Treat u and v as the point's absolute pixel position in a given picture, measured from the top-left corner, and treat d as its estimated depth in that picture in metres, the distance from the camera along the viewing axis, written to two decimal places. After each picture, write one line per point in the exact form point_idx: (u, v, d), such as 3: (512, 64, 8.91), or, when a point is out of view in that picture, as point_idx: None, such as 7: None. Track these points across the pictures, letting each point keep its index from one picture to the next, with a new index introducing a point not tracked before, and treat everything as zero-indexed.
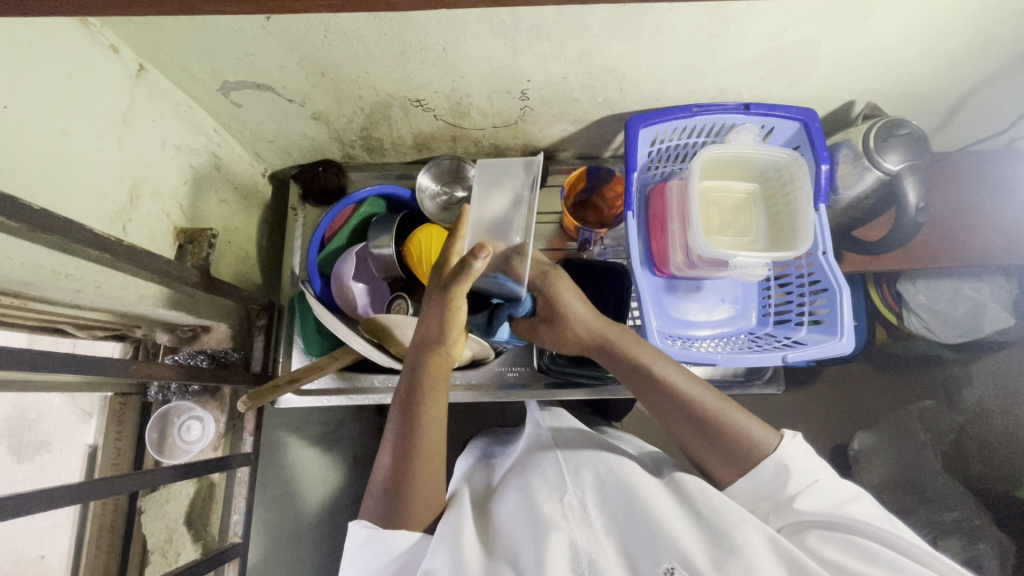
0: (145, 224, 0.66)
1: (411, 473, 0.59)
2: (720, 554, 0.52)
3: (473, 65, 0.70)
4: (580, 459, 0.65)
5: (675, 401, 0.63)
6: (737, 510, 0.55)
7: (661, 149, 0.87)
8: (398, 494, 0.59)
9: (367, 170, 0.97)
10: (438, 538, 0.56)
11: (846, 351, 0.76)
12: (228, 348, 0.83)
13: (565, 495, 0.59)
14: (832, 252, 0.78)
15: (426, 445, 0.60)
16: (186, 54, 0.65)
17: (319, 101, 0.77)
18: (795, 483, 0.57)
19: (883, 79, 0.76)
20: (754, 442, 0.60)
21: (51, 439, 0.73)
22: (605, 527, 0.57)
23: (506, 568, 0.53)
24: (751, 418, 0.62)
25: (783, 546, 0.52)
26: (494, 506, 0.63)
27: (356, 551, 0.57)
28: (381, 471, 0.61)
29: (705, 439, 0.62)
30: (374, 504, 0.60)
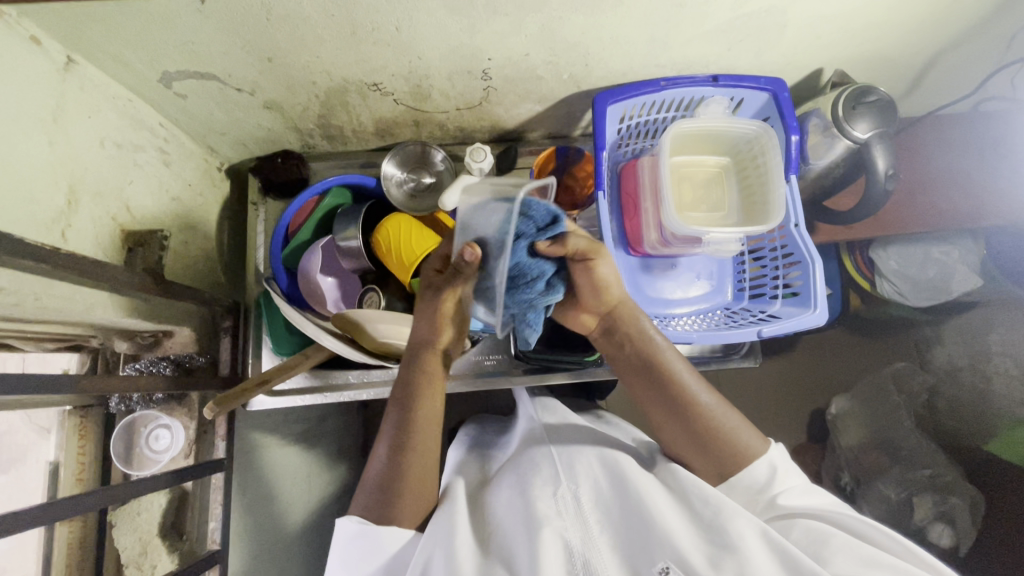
0: (88, 229, 0.61)
1: (402, 465, 0.59)
2: (716, 552, 0.52)
3: (430, 44, 0.66)
4: (574, 453, 0.65)
5: (676, 389, 0.61)
6: (733, 506, 0.54)
7: (630, 126, 0.85)
8: (387, 489, 0.59)
9: (330, 159, 0.94)
10: (433, 533, 0.56)
11: (820, 323, 0.76)
12: (193, 353, 0.79)
13: (559, 490, 0.59)
14: (805, 224, 0.77)
15: (418, 440, 0.61)
16: (118, 42, 0.60)
17: (270, 89, 0.73)
18: (779, 482, 0.58)
19: (851, 44, 0.75)
20: (743, 445, 0.60)
21: (15, 456, 0.69)
22: (599, 525, 0.57)
23: (500, 567, 0.53)
24: (742, 423, 0.61)
25: (776, 539, 0.51)
26: (486, 503, 0.62)
27: (348, 546, 0.56)
28: (375, 460, 0.61)
29: (693, 435, 0.60)
30: (366, 499, 0.59)
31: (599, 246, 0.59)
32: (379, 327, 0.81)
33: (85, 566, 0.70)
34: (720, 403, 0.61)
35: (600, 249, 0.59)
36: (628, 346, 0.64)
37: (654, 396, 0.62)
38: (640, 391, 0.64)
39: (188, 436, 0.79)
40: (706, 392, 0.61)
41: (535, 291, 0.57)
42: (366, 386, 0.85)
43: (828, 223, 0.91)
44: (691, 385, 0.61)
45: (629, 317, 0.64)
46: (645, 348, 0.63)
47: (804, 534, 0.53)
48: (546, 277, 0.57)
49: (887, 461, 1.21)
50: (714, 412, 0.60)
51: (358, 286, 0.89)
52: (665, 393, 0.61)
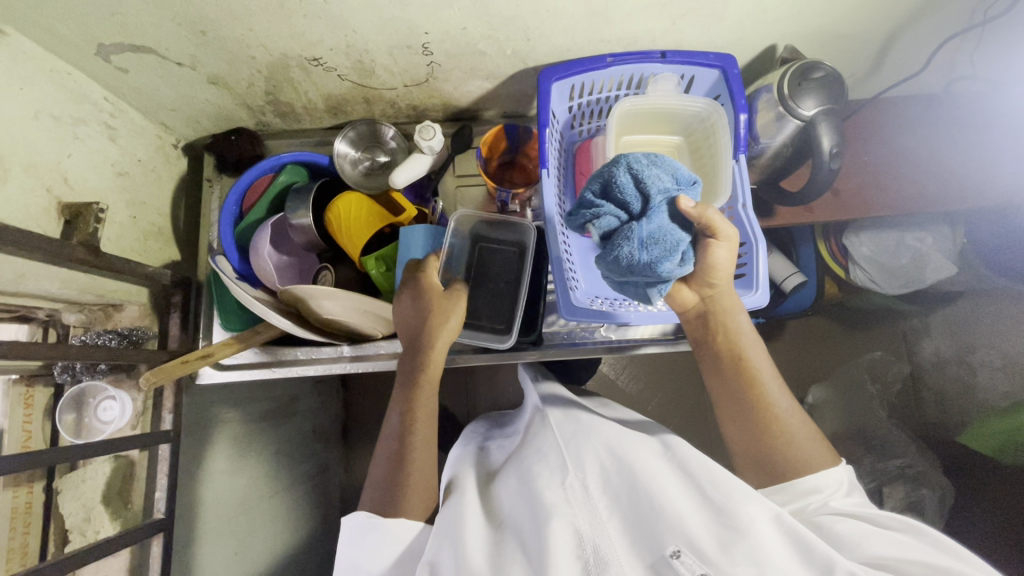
0: (19, 199, 0.62)
1: (409, 458, 0.66)
2: (726, 533, 0.50)
3: (362, 17, 0.66)
4: (580, 442, 0.63)
5: (756, 393, 0.64)
6: (747, 490, 0.54)
7: (582, 105, 0.84)
8: (394, 481, 0.64)
9: (286, 137, 0.94)
10: (443, 531, 0.59)
11: (761, 304, 0.75)
12: (142, 327, 0.81)
13: (567, 479, 0.59)
14: (752, 204, 0.76)
15: (418, 435, 0.67)
16: (45, 13, 0.60)
17: (211, 64, 0.73)
18: (829, 485, 0.58)
19: (801, 19, 0.72)
20: (804, 458, 0.60)
21: None
22: (607, 510, 0.56)
23: (516, 559, 0.54)
24: (811, 438, 0.62)
25: (792, 524, 0.51)
26: (499, 493, 0.64)
27: (360, 535, 0.61)
28: (384, 454, 0.68)
29: (759, 443, 0.63)
30: (377, 491, 0.65)
31: (727, 233, 0.62)
32: (322, 302, 0.80)
33: None
34: (795, 410, 0.64)
35: (727, 234, 0.61)
36: (719, 334, 0.67)
37: (731, 394, 0.65)
38: (721, 382, 0.67)
39: (136, 407, 0.80)
40: (786, 404, 0.63)
41: (674, 262, 0.58)
42: (315, 362, 0.86)
43: (784, 204, 0.87)
44: (770, 385, 0.64)
45: (729, 310, 0.67)
46: (736, 340, 0.66)
47: (846, 527, 0.53)
48: (681, 249, 0.59)
49: (860, 450, 1.19)
50: (788, 425, 0.62)
51: (314, 263, 0.92)
52: (744, 388, 0.64)
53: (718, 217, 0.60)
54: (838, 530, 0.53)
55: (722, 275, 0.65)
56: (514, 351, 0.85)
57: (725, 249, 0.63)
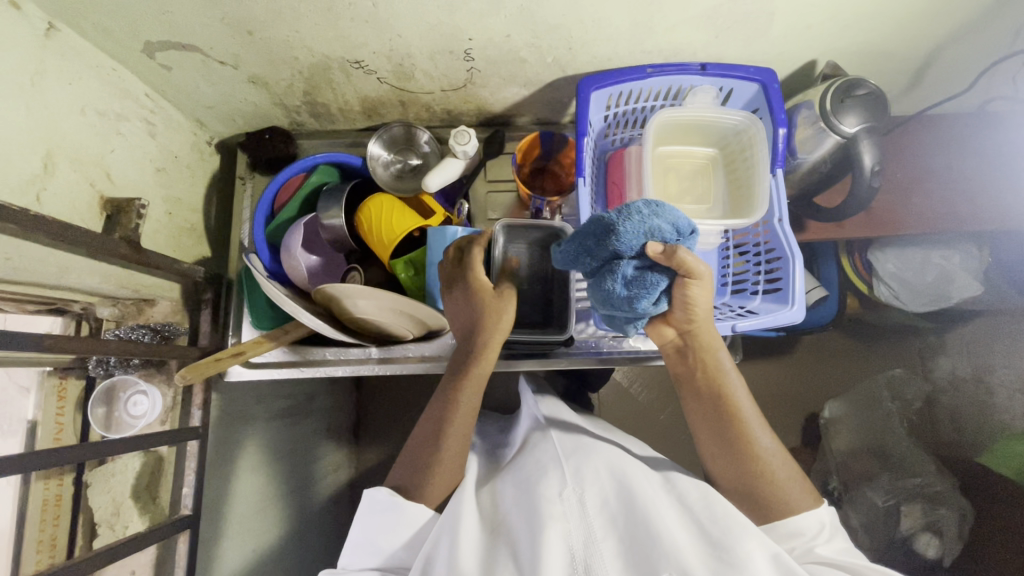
0: (66, 194, 0.62)
1: (443, 444, 0.67)
2: (718, 566, 0.52)
3: (409, 22, 0.66)
4: (582, 458, 0.65)
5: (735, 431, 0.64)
6: (741, 523, 0.55)
7: (617, 114, 0.84)
8: (422, 460, 0.66)
9: (319, 137, 0.94)
10: (441, 528, 0.60)
11: (797, 320, 0.74)
12: (174, 322, 0.81)
13: (567, 493, 0.60)
14: (788, 219, 0.76)
15: (458, 418, 0.68)
16: (99, 11, 0.61)
17: (253, 64, 0.73)
18: (822, 535, 0.61)
19: (844, 35, 0.72)
20: (787, 498, 0.62)
21: None
22: (601, 529, 0.57)
23: (507, 566, 0.55)
24: (793, 476, 0.63)
25: (786, 563, 0.52)
26: (496, 503, 0.65)
27: (376, 514, 0.62)
28: (420, 433, 0.69)
29: (741, 475, 0.64)
30: (405, 468, 0.67)
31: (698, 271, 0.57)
32: (357, 302, 0.81)
33: None
34: (776, 447, 0.64)
35: (701, 272, 0.56)
36: (699, 372, 0.66)
37: (710, 428, 0.66)
38: (702, 415, 0.67)
39: (166, 403, 0.81)
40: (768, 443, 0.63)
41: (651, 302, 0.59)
42: (343, 363, 0.86)
43: (817, 220, 0.88)
44: (752, 423, 0.64)
45: (708, 347, 0.65)
46: (717, 377, 0.65)
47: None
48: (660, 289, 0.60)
49: (876, 467, 1.19)
50: (770, 464, 0.63)
51: (342, 263, 0.90)
52: (723, 424, 0.65)
53: (693, 257, 0.55)
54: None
55: (702, 318, 0.63)
56: (536, 355, 0.84)
57: (703, 289, 0.59)
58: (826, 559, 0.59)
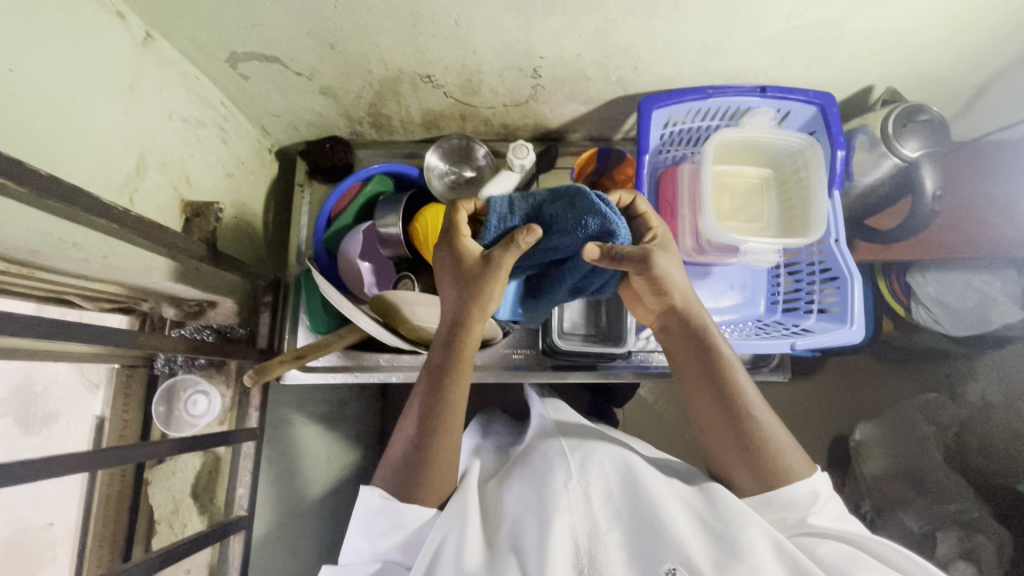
0: (152, 196, 0.64)
1: (433, 443, 0.61)
2: (724, 558, 0.52)
3: (487, 40, 0.68)
4: (587, 451, 0.64)
5: (722, 399, 0.62)
6: (744, 512, 0.55)
7: (673, 132, 0.86)
8: (417, 457, 0.60)
9: (376, 148, 0.96)
10: (449, 514, 0.57)
11: (856, 340, 0.76)
12: (234, 324, 0.83)
13: (572, 489, 0.59)
14: (845, 240, 0.77)
15: (448, 414, 0.62)
16: (194, 22, 0.63)
17: (328, 75, 0.76)
18: (816, 502, 0.58)
19: (905, 63, 0.74)
20: (785, 464, 0.59)
21: (57, 412, 0.73)
22: (607, 522, 0.56)
23: (513, 557, 0.54)
24: (787, 443, 0.61)
25: (790, 552, 0.52)
26: (498, 496, 0.64)
27: (370, 517, 0.58)
28: (405, 434, 0.62)
29: (736, 444, 0.61)
30: (390, 472, 0.61)
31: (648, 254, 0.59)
32: (416, 309, 0.84)
33: (121, 518, 0.73)
34: (767, 415, 0.62)
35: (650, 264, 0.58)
36: (682, 348, 0.65)
37: (702, 403, 0.64)
38: (692, 391, 0.65)
39: (224, 403, 0.81)
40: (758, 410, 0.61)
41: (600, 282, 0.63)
42: (396, 369, 0.87)
43: (867, 241, 0.89)
44: (742, 392, 0.62)
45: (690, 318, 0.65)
46: (702, 353, 0.64)
47: (834, 552, 0.53)
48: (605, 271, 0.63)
49: (911, 494, 1.14)
50: (762, 429, 0.60)
51: (393, 272, 0.91)
52: (712, 395, 0.63)
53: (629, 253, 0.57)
54: (818, 552, 0.54)
55: (677, 294, 0.63)
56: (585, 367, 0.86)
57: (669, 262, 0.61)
58: (822, 530, 0.56)
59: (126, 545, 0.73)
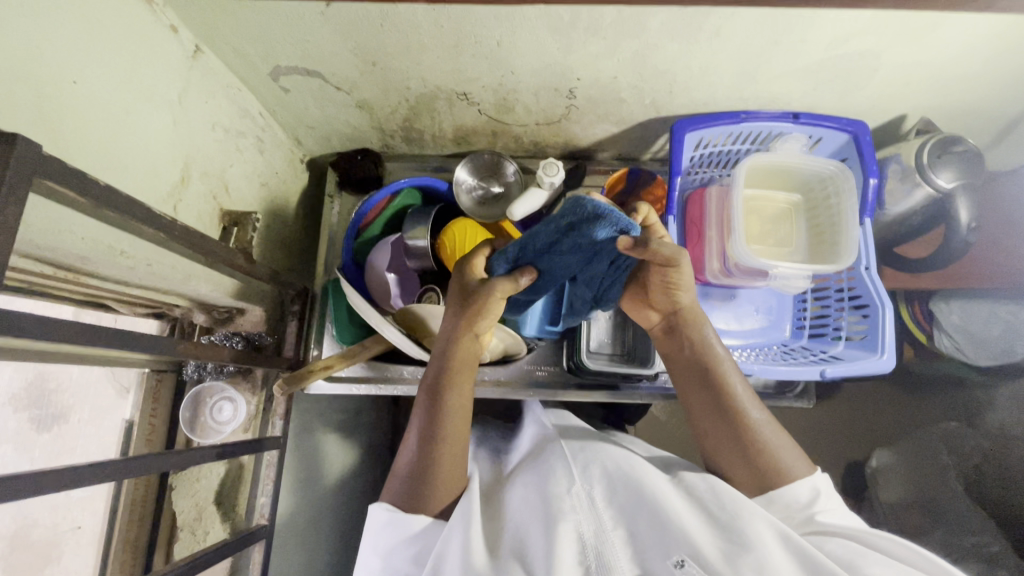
0: (194, 205, 0.65)
1: (434, 454, 0.60)
2: (732, 549, 0.50)
3: (526, 60, 0.69)
4: (588, 454, 0.63)
5: (722, 402, 0.62)
6: (749, 509, 0.54)
7: (703, 155, 0.86)
8: (422, 466, 0.59)
9: (405, 161, 0.97)
10: (451, 523, 0.55)
11: (886, 369, 0.75)
12: (262, 331, 0.83)
13: (573, 487, 0.57)
14: (876, 267, 0.78)
15: (448, 425, 0.61)
16: (242, 37, 0.65)
17: (366, 90, 0.77)
18: (821, 501, 0.57)
19: (940, 94, 0.74)
20: (781, 464, 0.59)
21: (69, 411, 0.72)
22: (612, 520, 0.55)
23: (516, 562, 0.52)
24: (788, 446, 0.61)
25: (798, 545, 0.50)
26: (500, 501, 0.62)
27: (378, 531, 0.57)
28: (409, 446, 0.62)
29: (736, 447, 0.61)
30: (397, 485, 0.60)
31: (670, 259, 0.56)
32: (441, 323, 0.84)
33: (144, 523, 0.73)
34: (768, 420, 0.62)
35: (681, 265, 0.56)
36: (687, 350, 0.65)
37: (701, 406, 0.64)
38: (693, 396, 0.65)
39: (248, 411, 0.82)
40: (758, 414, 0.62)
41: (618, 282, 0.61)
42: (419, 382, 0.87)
43: (895, 268, 0.89)
44: (742, 396, 0.62)
45: (692, 323, 0.65)
46: (706, 358, 0.64)
47: (843, 547, 0.51)
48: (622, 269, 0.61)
49: (927, 523, 1.10)
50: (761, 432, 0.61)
51: (418, 284, 0.91)
52: (713, 399, 0.63)
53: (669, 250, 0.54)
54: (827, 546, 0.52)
55: (683, 300, 0.63)
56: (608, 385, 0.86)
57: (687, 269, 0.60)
58: (831, 527, 0.55)
59: (148, 550, 0.73)
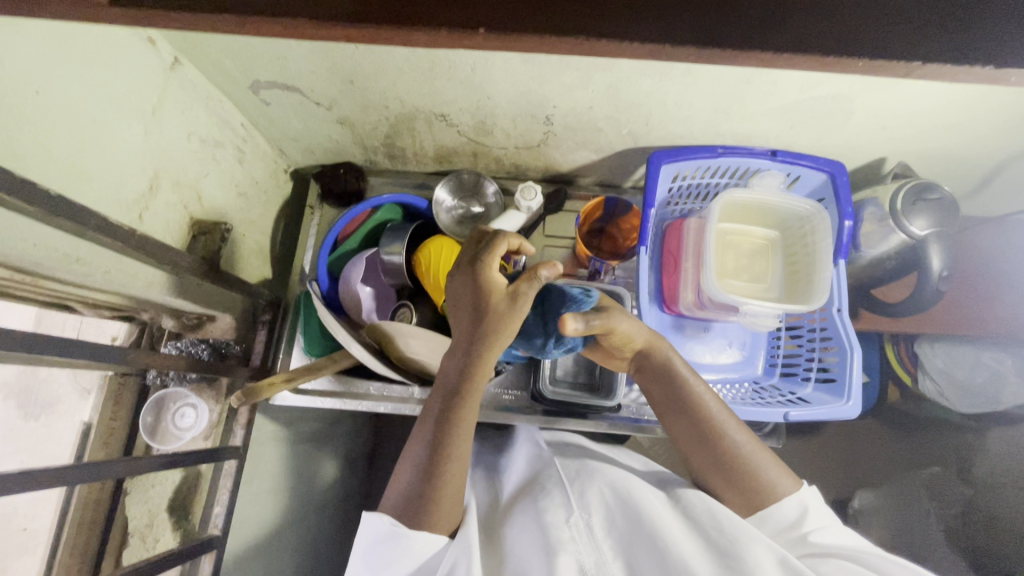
0: (162, 214, 0.66)
1: (441, 470, 0.55)
2: None
3: (502, 87, 0.69)
4: (585, 482, 0.62)
5: (698, 428, 0.60)
6: (748, 531, 0.52)
7: (682, 186, 0.86)
8: (431, 482, 0.55)
9: (388, 176, 0.98)
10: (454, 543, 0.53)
11: (851, 415, 0.75)
12: (230, 340, 0.83)
13: (571, 517, 0.56)
14: (848, 310, 0.77)
15: (459, 439, 0.57)
16: (221, 51, 0.66)
17: (346, 107, 0.78)
18: (813, 519, 0.56)
19: (918, 140, 0.74)
20: (767, 482, 0.57)
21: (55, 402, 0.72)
22: (612, 552, 0.54)
23: None
24: (769, 459, 0.59)
25: (795, 566, 0.48)
26: (501, 522, 0.60)
27: (375, 546, 0.53)
28: (413, 458, 0.57)
29: (720, 471, 0.59)
30: (400, 499, 0.56)
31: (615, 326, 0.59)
32: (409, 340, 0.84)
33: (95, 528, 0.73)
34: (746, 435, 0.60)
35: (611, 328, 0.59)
36: (655, 385, 0.63)
37: (680, 432, 0.62)
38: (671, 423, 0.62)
39: (211, 418, 0.82)
40: (735, 432, 0.59)
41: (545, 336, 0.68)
42: (385, 400, 0.87)
43: (873, 311, 0.88)
44: (718, 417, 0.60)
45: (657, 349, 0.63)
46: (675, 383, 0.62)
47: (836, 569, 0.50)
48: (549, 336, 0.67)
49: None
50: (742, 451, 0.59)
51: (392, 300, 0.92)
52: (689, 424, 0.60)
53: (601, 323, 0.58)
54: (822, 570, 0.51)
55: (638, 341, 0.63)
56: (569, 415, 0.85)
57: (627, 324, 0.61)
58: (825, 548, 0.54)
59: (97, 556, 0.73)
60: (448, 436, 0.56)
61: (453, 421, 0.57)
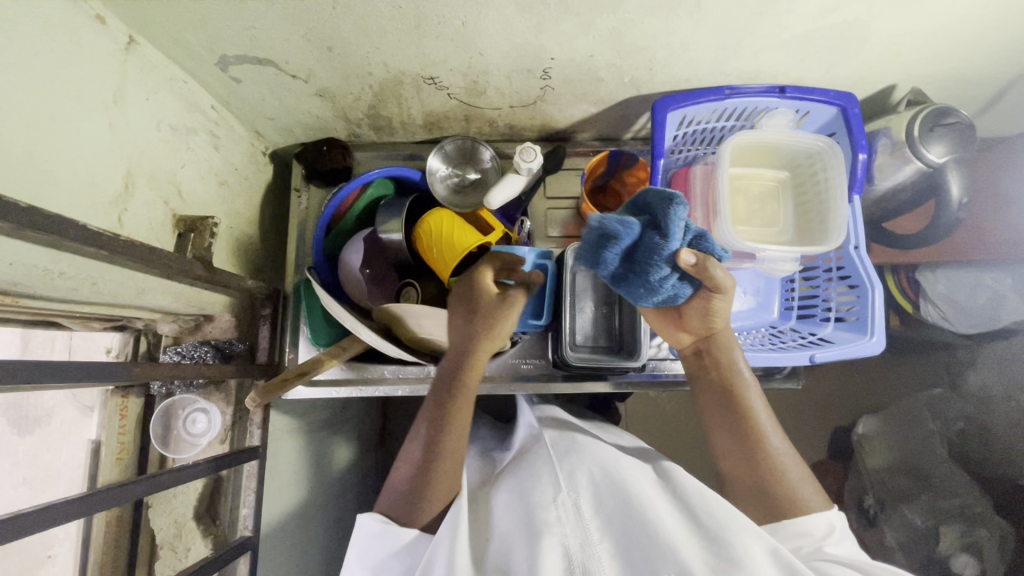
0: (142, 214, 0.61)
1: (432, 464, 0.57)
2: (717, 563, 0.46)
3: (495, 41, 0.64)
4: (573, 461, 0.58)
5: (742, 430, 0.60)
6: (742, 519, 0.49)
7: (688, 132, 0.82)
8: (422, 473, 0.57)
9: (375, 149, 0.92)
10: (437, 534, 0.52)
11: (875, 351, 0.74)
12: (233, 339, 0.78)
13: (559, 496, 0.53)
14: (865, 247, 0.75)
15: (450, 428, 0.59)
16: (180, 25, 0.59)
17: (324, 77, 0.71)
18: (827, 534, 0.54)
19: (932, 64, 0.71)
20: (795, 495, 0.56)
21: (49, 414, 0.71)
22: (600, 533, 0.50)
23: None
24: (805, 478, 0.58)
25: (788, 558, 0.46)
26: (489, 506, 0.58)
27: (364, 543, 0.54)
28: (410, 455, 0.59)
29: (753, 477, 0.58)
30: (397, 497, 0.57)
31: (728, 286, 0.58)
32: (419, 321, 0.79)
33: (120, 543, 0.71)
34: (787, 449, 0.59)
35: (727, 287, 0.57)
36: (715, 373, 0.63)
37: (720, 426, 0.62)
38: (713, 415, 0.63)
39: (224, 422, 0.79)
40: (777, 445, 0.59)
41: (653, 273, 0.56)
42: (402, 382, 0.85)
43: (885, 244, 0.88)
44: (765, 423, 0.60)
45: (724, 347, 0.63)
46: (731, 379, 0.62)
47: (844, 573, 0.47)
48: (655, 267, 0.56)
49: (914, 487, 1.06)
50: (780, 464, 0.58)
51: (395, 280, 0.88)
52: (733, 421, 0.60)
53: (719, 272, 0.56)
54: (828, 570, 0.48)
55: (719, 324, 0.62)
56: (593, 379, 0.84)
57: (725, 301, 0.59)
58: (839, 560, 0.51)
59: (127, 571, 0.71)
60: (440, 428, 0.59)
61: (445, 411, 0.61)
